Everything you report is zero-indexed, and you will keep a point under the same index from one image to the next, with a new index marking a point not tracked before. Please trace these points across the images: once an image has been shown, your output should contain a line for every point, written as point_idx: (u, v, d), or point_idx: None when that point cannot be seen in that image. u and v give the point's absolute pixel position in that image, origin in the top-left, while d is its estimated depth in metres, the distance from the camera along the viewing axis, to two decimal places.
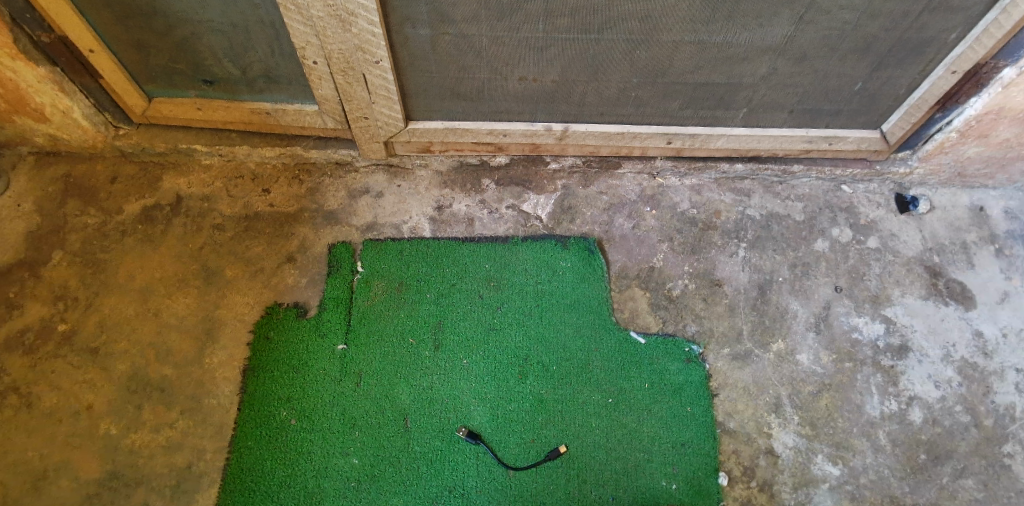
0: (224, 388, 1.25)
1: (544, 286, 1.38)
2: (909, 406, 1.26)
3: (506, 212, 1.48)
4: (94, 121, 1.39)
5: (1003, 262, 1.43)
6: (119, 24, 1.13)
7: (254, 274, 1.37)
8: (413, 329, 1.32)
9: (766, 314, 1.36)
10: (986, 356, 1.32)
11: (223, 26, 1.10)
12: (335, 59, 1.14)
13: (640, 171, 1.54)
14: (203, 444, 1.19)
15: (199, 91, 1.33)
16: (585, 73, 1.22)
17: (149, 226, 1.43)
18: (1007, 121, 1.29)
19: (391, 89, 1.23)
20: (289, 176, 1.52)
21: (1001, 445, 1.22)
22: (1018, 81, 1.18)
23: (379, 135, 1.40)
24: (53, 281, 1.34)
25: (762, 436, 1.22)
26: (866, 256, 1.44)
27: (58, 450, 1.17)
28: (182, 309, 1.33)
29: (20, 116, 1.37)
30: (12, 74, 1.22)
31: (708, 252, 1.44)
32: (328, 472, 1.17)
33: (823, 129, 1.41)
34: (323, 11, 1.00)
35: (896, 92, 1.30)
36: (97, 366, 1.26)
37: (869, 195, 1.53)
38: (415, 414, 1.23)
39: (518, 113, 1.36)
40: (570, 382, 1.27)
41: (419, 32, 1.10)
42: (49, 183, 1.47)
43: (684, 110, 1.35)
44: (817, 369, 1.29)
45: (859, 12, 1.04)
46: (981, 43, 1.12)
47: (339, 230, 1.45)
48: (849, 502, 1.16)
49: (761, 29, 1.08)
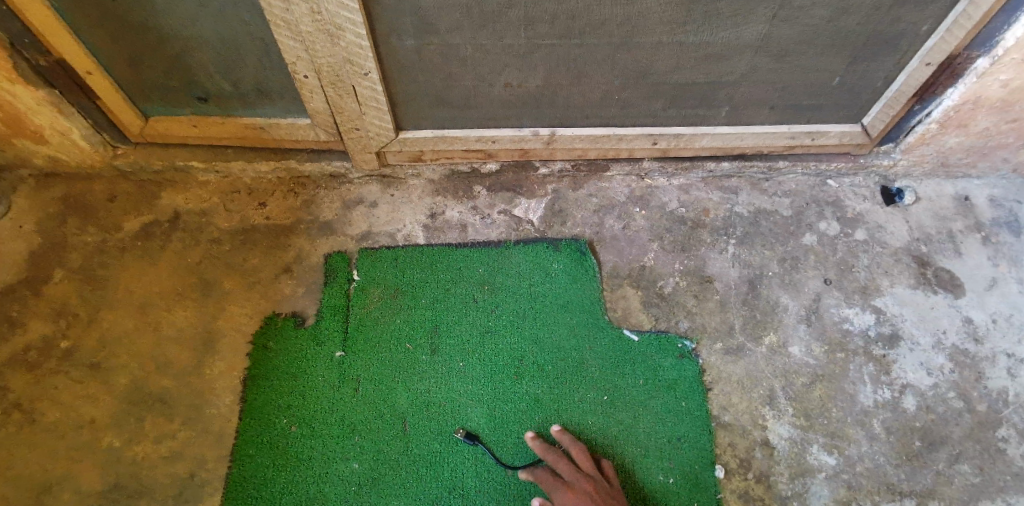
0: (225, 398, 1.26)
1: (537, 287, 1.40)
2: (902, 394, 1.27)
3: (498, 217, 1.50)
4: (92, 141, 1.42)
5: (990, 250, 1.45)
6: (116, 45, 1.16)
7: (251, 285, 1.40)
8: (410, 335, 1.34)
9: (757, 308, 1.37)
10: (977, 341, 1.33)
11: (215, 43, 1.14)
12: (325, 72, 1.17)
13: (629, 173, 1.57)
14: (204, 452, 1.20)
15: (194, 107, 1.37)
16: (569, 77, 1.26)
17: (149, 242, 1.45)
18: (985, 110, 1.32)
19: (381, 99, 1.27)
20: (284, 190, 1.54)
21: (995, 429, 1.22)
22: (992, 70, 1.21)
23: (371, 145, 1.43)
24: (54, 299, 1.36)
25: (757, 428, 1.23)
26: (854, 248, 1.46)
27: (61, 463, 1.18)
28: (181, 322, 1.34)
29: (19, 139, 1.40)
30: (11, 97, 1.25)
31: (698, 249, 1.46)
32: (328, 478, 1.18)
33: (805, 125, 1.44)
34: (312, 26, 1.04)
35: (873, 86, 1.33)
36: (98, 380, 1.27)
37: (855, 188, 1.55)
38: (413, 418, 1.24)
39: (505, 119, 1.40)
40: (565, 381, 1.28)
41: (406, 43, 1.13)
42: (50, 203, 1.50)
43: (668, 111, 1.38)
44: (809, 360, 1.31)
45: (831, 8, 1.07)
46: (952, 34, 1.15)
47: (334, 240, 1.47)
48: (846, 491, 1.16)
49: (737, 28, 1.11)
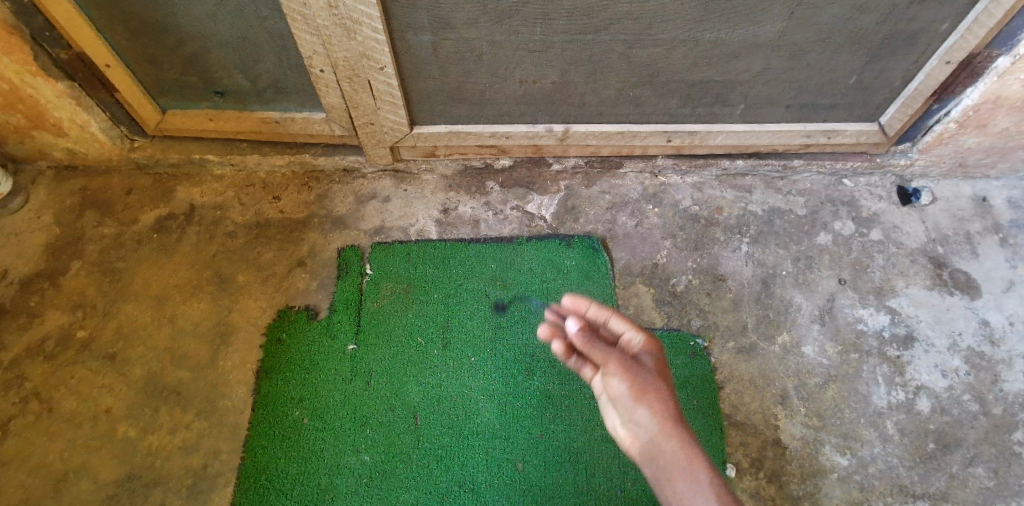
0: (239, 390, 1.28)
1: (550, 284, 1.40)
2: (916, 396, 1.26)
3: (511, 213, 1.50)
4: (110, 134, 1.44)
5: (1009, 251, 1.43)
6: (135, 40, 1.18)
7: (265, 279, 1.41)
8: (422, 329, 1.35)
9: (770, 306, 1.37)
10: (994, 344, 1.31)
11: (232, 39, 1.15)
12: (341, 67, 1.18)
13: (642, 170, 1.57)
14: (218, 444, 1.22)
15: (211, 102, 1.38)
16: (583, 74, 1.25)
17: (164, 235, 1.47)
18: (1005, 110, 1.30)
19: (395, 95, 1.27)
20: (299, 184, 1.56)
21: (1011, 433, 1.21)
22: (1013, 70, 1.19)
23: (385, 140, 1.43)
24: (72, 290, 1.39)
25: (769, 428, 1.23)
26: (869, 248, 1.45)
27: (78, 452, 1.20)
28: (196, 314, 1.36)
29: (40, 132, 1.42)
30: (33, 90, 1.28)
31: (711, 247, 1.45)
32: (340, 470, 1.19)
33: (821, 123, 1.43)
34: (329, 20, 1.05)
35: (891, 85, 1.32)
36: (115, 371, 1.29)
37: (870, 188, 1.54)
38: (425, 411, 1.25)
39: (519, 115, 1.40)
40: (576, 377, 1.29)
41: (421, 39, 1.13)
42: (68, 196, 1.52)
43: (682, 108, 1.37)
44: (822, 361, 1.30)
45: (848, 7, 1.06)
46: (973, 32, 1.14)
47: (348, 235, 1.48)
48: (859, 492, 1.16)
49: (753, 26, 1.11)
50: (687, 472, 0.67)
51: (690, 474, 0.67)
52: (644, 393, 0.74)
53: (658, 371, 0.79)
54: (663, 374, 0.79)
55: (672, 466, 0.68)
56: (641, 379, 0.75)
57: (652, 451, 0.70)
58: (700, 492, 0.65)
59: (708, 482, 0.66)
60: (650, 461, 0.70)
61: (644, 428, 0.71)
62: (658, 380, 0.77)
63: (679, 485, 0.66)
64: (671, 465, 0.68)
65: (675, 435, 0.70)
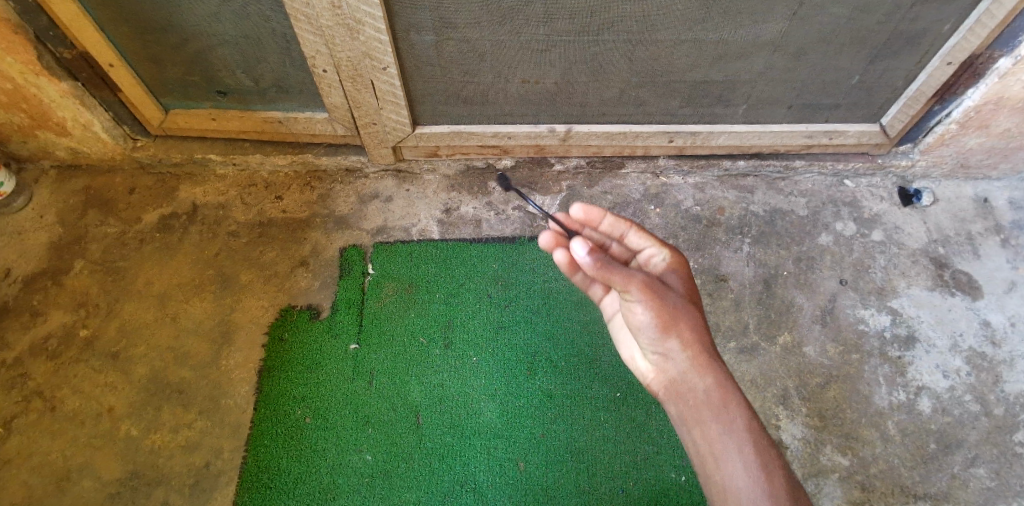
0: (241, 388, 1.28)
1: (552, 284, 1.41)
2: (917, 396, 1.26)
3: (513, 213, 1.51)
4: (113, 133, 1.45)
5: (1010, 251, 1.43)
6: (138, 39, 1.18)
7: (267, 277, 1.41)
8: (424, 328, 1.35)
9: (771, 307, 1.37)
10: (995, 345, 1.32)
11: (235, 38, 1.15)
12: (344, 66, 1.18)
13: (644, 171, 1.57)
14: (220, 443, 1.22)
15: (214, 101, 1.38)
16: (586, 74, 1.25)
17: (167, 234, 1.47)
18: (1007, 111, 1.30)
19: (398, 95, 1.28)
20: (301, 183, 1.56)
21: (1012, 433, 1.21)
22: (1015, 70, 1.19)
23: (387, 140, 1.44)
24: (75, 289, 1.39)
25: (770, 427, 1.23)
26: (871, 249, 1.45)
27: (81, 450, 1.20)
28: (198, 313, 1.36)
29: (43, 131, 1.43)
30: (37, 90, 1.28)
31: (713, 248, 1.45)
32: (341, 469, 1.20)
33: (823, 124, 1.43)
34: (332, 20, 1.05)
35: (893, 85, 1.32)
36: (118, 369, 1.29)
37: (872, 188, 1.54)
38: (426, 410, 1.26)
39: (521, 115, 1.40)
40: (578, 376, 1.29)
41: (424, 39, 1.14)
42: (70, 195, 1.53)
43: (684, 108, 1.38)
44: (824, 361, 1.30)
45: (850, 7, 1.07)
46: (975, 33, 1.14)
47: (350, 234, 1.48)
48: (860, 492, 1.16)
49: (755, 26, 1.11)
50: (721, 415, 0.67)
51: (723, 416, 0.67)
52: (670, 325, 0.72)
53: (680, 296, 0.76)
54: (689, 298, 0.77)
55: (702, 399, 0.69)
56: (669, 309, 0.73)
57: (682, 383, 0.72)
58: (731, 432, 0.66)
59: (739, 418, 0.68)
60: (678, 393, 0.72)
61: (674, 360, 0.73)
62: (687, 308, 0.74)
63: (710, 426, 0.68)
64: (701, 404, 0.69)
65: (705, 367, 0.70)
